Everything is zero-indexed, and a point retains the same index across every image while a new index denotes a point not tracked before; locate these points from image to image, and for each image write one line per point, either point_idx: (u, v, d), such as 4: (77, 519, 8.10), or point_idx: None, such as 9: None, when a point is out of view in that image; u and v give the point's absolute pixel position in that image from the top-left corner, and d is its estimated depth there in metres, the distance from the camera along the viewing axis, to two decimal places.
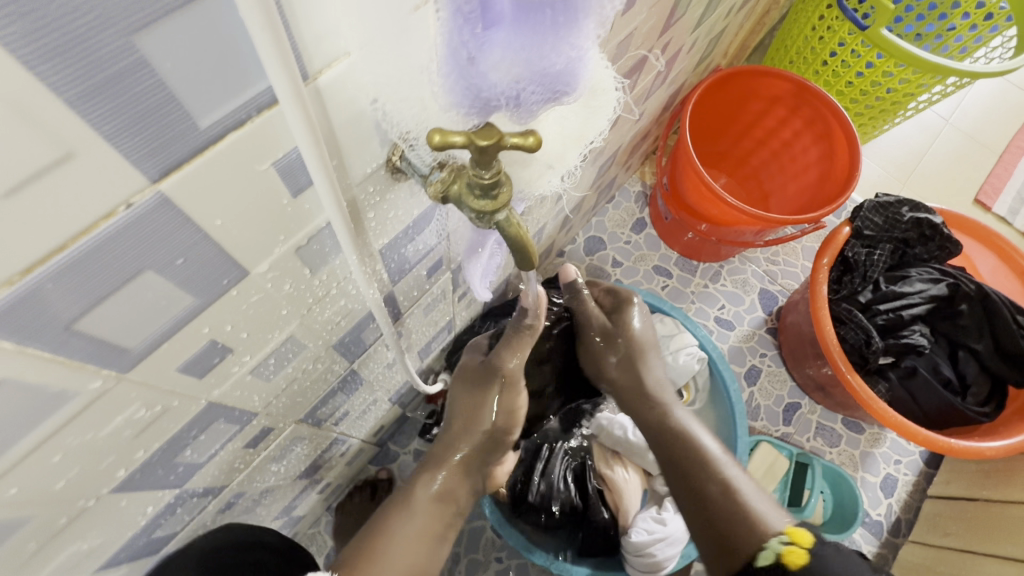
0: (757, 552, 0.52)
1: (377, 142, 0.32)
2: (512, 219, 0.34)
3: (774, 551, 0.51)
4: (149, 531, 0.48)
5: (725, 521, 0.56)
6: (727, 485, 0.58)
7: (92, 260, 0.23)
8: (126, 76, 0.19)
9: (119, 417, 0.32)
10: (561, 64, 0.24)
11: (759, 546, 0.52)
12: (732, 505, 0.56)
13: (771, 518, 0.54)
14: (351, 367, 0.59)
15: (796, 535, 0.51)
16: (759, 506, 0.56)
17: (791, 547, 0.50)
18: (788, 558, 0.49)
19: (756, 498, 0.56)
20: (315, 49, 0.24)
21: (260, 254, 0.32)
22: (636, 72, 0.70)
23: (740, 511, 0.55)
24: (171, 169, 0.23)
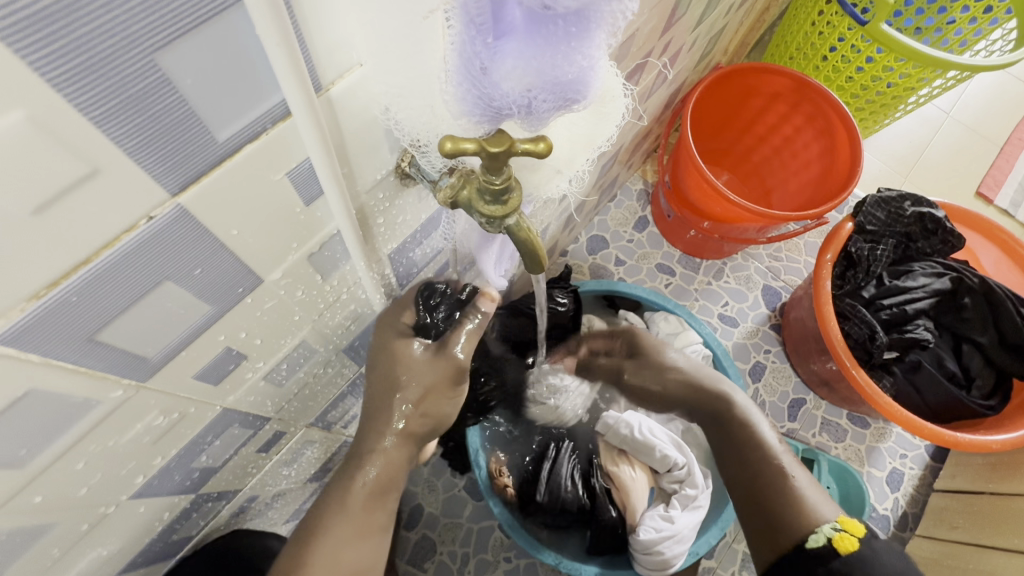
0: (805, 535, 0.53)
1: (385, 147, 0.33)
2: (522, 223, 0.35)
3: (826, 536, 0.51)
4: (166, 535, 0.49)
5: (775, 503, 0.56)
6: (780, 470, 0.57)
7: (114, 272, 0.23)
8: (149, 93, 0.19)
9: (138, 424, 0.33)
10: (572, 74, 0.24)
11: (808, 531, 0.53)
12: (786, 489, 0.56)
13: (822, 506, 0.54)
14: (360, 371, 0.60)
15: (848, 524, 0.52)
16: (811, 495, 0.55)
17: (843, 535, 0.51)
18: (839, 543, 0.50)
19: (807, 486, 0.56)
20: (328, 61, 0.24)
21: (274, 262, 0.32)
22: (637, 73, 0.70)
23: (792, 496, 0.55)
24: (189, 181, 0.23)
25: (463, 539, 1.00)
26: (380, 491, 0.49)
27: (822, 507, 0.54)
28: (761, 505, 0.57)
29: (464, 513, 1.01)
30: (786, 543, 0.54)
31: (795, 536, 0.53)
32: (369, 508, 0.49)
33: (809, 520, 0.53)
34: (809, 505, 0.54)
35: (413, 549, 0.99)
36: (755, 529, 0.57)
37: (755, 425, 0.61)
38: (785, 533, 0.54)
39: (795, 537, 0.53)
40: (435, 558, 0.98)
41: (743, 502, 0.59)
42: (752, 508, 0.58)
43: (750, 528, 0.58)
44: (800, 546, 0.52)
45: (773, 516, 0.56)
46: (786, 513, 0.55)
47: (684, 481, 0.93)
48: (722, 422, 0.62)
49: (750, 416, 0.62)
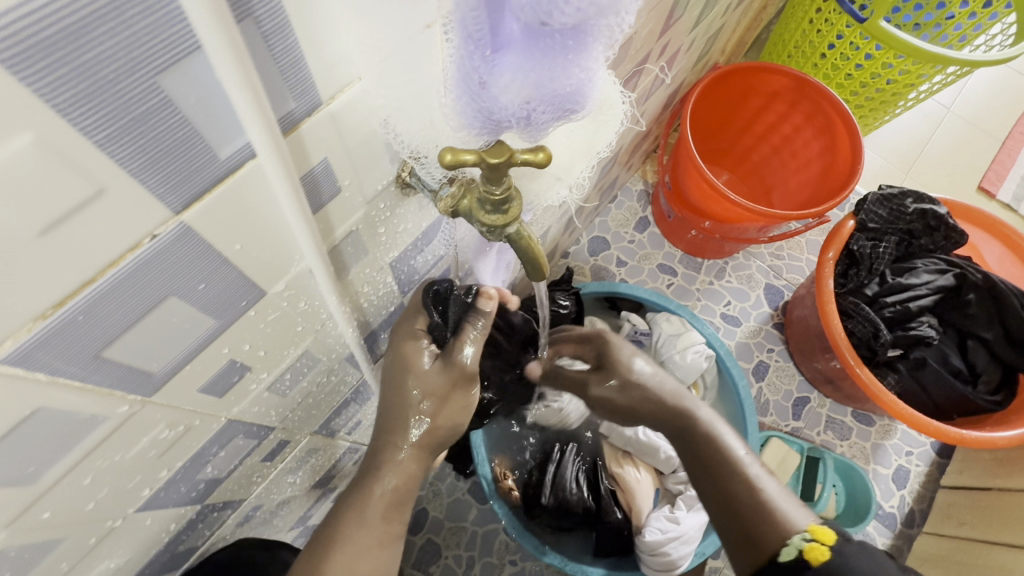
0: (778, 548, 0.50)
1: (386, 159, 0.33)
2: (523, 231, 0.35)
3: (796, 548, 0.48)
4: (172, 546, 0.49)
5: (746, 517, 0.52)
6: (750, 481, 0.54)
7: (120, 290, 0.24)
8: (152, 114, 0.19)
9: (145, 438, 0.33)
10: (570, 86, 0.24)
11: (781, 543, 0.50)
12: (755, 502, 0.52)
13: (793, 513, 0.51)
14: (363, 378, 0.60)
15: (818, 532, 0.49)
16: (782, 503, 0.52)
17: (814, 544, 0.48)
18: (811, 553, 0.47)
19: (777, 493, 0.53)
20: (328, 76, 0.24)
21: (277, 275, 0.33)
22: (635, 76, 0.70)
23: (762, 507, 0.52)
24: (192, 199, 0.23)
25: (469, 543, 1.00)
26: (397, 500, 0.48)
27: (794, 516, 0.51)
28: (738, 522, 0.53)
29: (469, 517, 1.01)
30: (763, 558, 0.50)
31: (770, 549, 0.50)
32: (387, 518, 0.47)
33: (781, 532, 0.50)
34: (780, 513, 0.51)
35: (419, 554, 0.99)
36: (731, 544, 0.54)
37: (718, 434, 0.57)
38: (761, 547, 0.51)
39: (770, 551, 0.50)
40: (441, 562, 0.98)
41: (719, 518, 0.55)
42: (726, 521, 0.54)
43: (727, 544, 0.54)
44: (773, 561, 0.49)
45: (745, 530, 0.52)
46: (760, 527, 0.51)
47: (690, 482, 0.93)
48: (684, 436, 0.58)
49: (713, 426, 0.58)
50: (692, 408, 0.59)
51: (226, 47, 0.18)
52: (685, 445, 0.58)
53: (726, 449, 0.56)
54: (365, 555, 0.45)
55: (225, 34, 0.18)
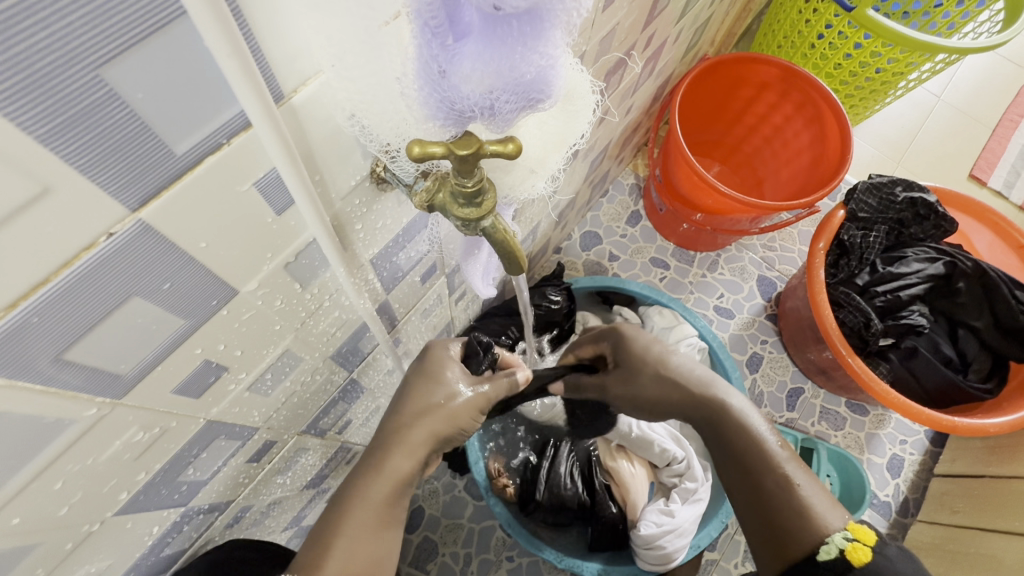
0: (816, 547, 0.48)
1: (359, 154, 0.33)
2: (498, 225, 0.34)
3: (837, 546, 0.47)
4: (157, 550, 0.48)
5: (779, 514, 0.51)
6: (787, 478, 0.52)
7: (78, 291, 0.23)
8: (98, 108, 0.19)
9: (117, 441, 0.32)
10: (532, 73, 0.24)
11: (820, 542, 0.48)
12: (789, 500, 0.51)
13: (829, 513, 0.50)
14: (350, 377, 0.60)
15: (860, 531, 0.48)
16: (817, 502, 0.51)
17: (856, 544, 0.47)
18: (852, 554, 0.46)
19: (812, 491, 0.51)
20: (288, 70, 0.24)
21: (249, 273, 0.32)
22: (620, 70, 0.70)
23: (798, 505, 0.50)
24: (149, 197, 0.23)
25: (465, 540, 1.00)
26: (399, 484, 0.47)
27: (830, 516, 0.50)
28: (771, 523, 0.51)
29: (465, 514, 1.01)
30: (797, 556, 0.49)
31: (805, 547, 0.49)
32: (384, 501, 0.46)
33: (817, 530, 0.49)
34: (815, 513, 0.50)
35: (415, 552, 0.99)
36: (760, 540, 0.53)
37: (753, 427, 0.56)
38: (794, 545, 0.49)
39: (807, 549, 0.48)
40: (437, 559, 0.98)
41: (751, 514, 0.54)
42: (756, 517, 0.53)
43: (756, 539, 0.53)
44: (811, 560, 0.48)
45: (778, 527, 0.51)
46: (795, 525, 0.50)
47: (684, 474, 0.93)
48: (717, 426, 0.57)
49: (746, 418, 0.56)
50: (722, 396, 0.58)
51: (216, 22, 0.18)
52: (717, 436, 0.57)
53: (760, 443, 0.55)
54: (365, 539, 0.44)
55: (208, 4, 0.18)
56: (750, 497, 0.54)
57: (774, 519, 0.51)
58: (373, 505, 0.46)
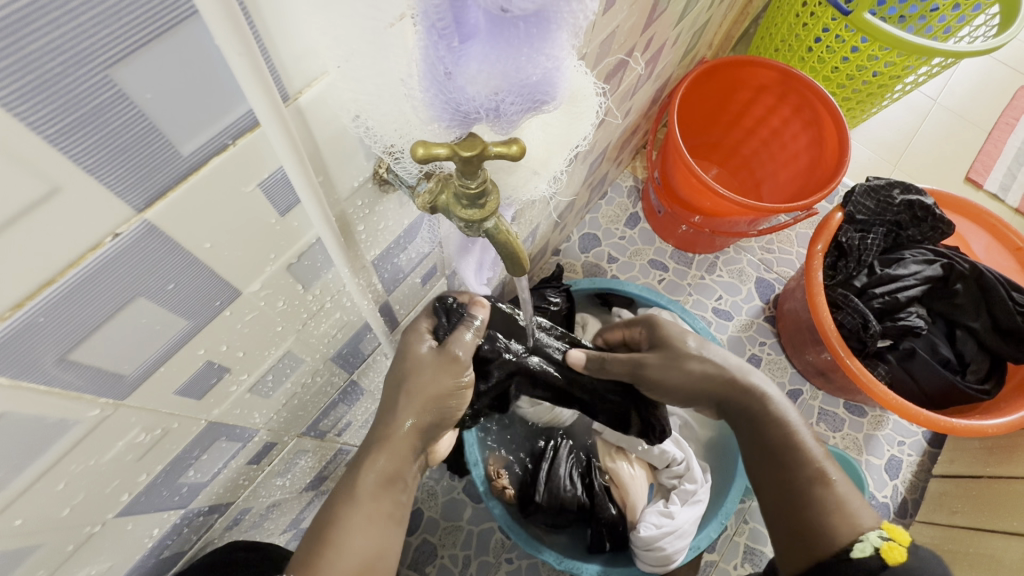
0: (850, 543, 0.48)
1: (362, 155, 0.33)
2: (501, 226, 0.35)
3: (872, 545, 0.47)
4: (156, 552, 0.48)
5: (813, 508, 0.52)
6: (821, 472, 0.53)
7: (83, 292, 0.23)
8: (106, 109, 0.19)
9: (119, 442, 0.32)
10: (538, 75, 0.24)
11: (853, 538, 0.49)
12: (824, 494, 0.52)
13: (859, 511, 0.51)
14: (350, 379, 0.60)
15: (894, 532, 0.48)
16: (849, 499, 0.52)
17: (890, 543, 0.47)
18: (887, 553, 0.46)
19: (847, 489, 0.52)
20: (296, 71, 0.24)
21: (252, 274, 0.32)
22: (619, 72, 0.70)
23: (832, 500, 0.51)
24: (155, 197, 0.23)
25: (464, 542, 1.00)
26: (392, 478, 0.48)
27: (862, 513, 0.51)
28: (797, 517, 0.52)
29: (464, 516, 1.01)
30: (827, 551, 0.49)
31: (834, 544, 0.49)
32: (377, 496, 0.47)
33: (852, 527, 0.49)
34: (850, 509, 0.51)
35: (414, 554, 0.98)
36: (788, 538, 0.53)
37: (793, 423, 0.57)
38: (824, 541, 0.50)
39: (839, 544, 0.49)
40: (437, 561, 0.98)
41: (776, 510, 0.55)
42: (787, 511, 0.54)
43: (780, 534, 0.54)
44: (843, 555, 0.48)
45: (805, 523, 0.52)
46: (824, 521, 0.51)
47: (684, 476, 0.92)
48: (755, 420, 0.58)
49: (785, 413, 0.58)
50: (761, 389, 0.59)
51: (226, 23, 0.18)
52: (751, 427, 0.58)
53: (790, 438, 0.56)
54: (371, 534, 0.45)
55: (220, 4, 0.18)
56: (778, 491, 0.55)
57: (802, 515, 0.52)
58: (371, 500, 0.47)
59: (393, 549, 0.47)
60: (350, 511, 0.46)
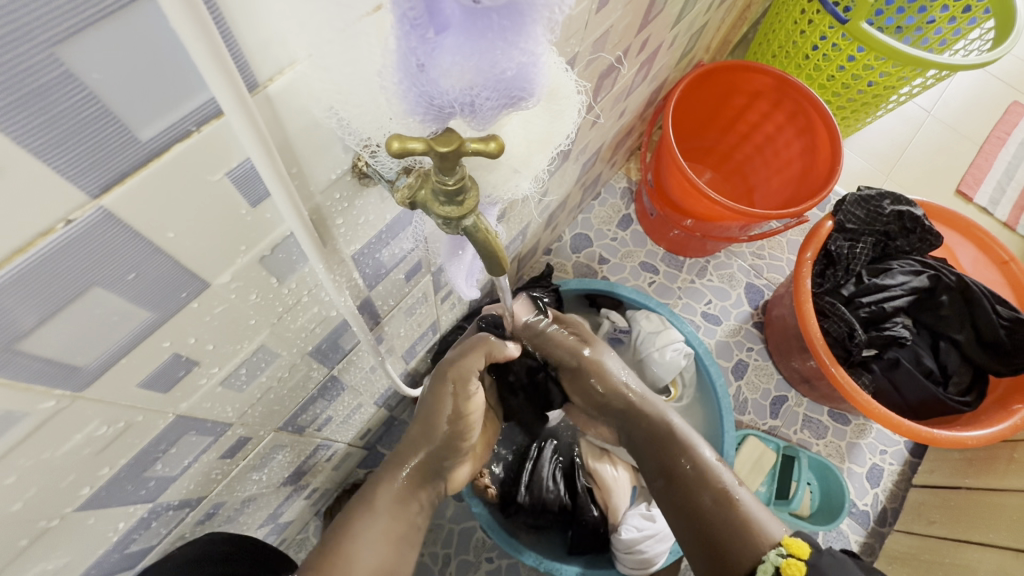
0: (754, 563, 0.53)
1: (339, 147, 0.32)
2: (480, 224, 0.34)
3: (773, 563, 0.52)
4: (122, 546, 0.47)
5: (722, 533, 0.56)
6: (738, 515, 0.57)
7: (31, 278, 0.22)
8: (53, 89, 0.18)
9: (78, 435, 0.31)
10: (513, 70, 0.23)
11: (757, 559, 0.53)
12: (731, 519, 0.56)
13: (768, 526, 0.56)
14: (330, 373, 0.59)
15: (794, 547, 0.53)
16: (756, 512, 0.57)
17: (790, 561, 0.51)
18: (787, 570, 0.50)
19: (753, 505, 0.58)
20: (263, 57, 0.23)
21: (220, 265, 0.31)
22: (613, 72, 0.69)
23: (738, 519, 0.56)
24: (112, 183, 0.22)
25: (445, 540, 0.99)
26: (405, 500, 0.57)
27: (768, 528, 0.56)
28: (712, 546, 0.57)
29: (445, 515, 1.00)
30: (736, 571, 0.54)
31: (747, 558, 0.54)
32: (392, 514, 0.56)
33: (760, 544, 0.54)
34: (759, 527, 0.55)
35: None
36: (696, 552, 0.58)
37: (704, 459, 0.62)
38: (733, 561, 0.54)
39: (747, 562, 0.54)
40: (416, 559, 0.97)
41: (694, 544, 0.58)
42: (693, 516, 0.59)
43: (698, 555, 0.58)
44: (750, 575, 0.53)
45: (715, 545, 0.56)
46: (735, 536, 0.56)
47: None
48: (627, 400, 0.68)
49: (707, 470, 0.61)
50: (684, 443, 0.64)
51: (182, 4, 0.18)
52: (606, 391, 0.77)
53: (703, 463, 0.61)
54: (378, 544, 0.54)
55: None
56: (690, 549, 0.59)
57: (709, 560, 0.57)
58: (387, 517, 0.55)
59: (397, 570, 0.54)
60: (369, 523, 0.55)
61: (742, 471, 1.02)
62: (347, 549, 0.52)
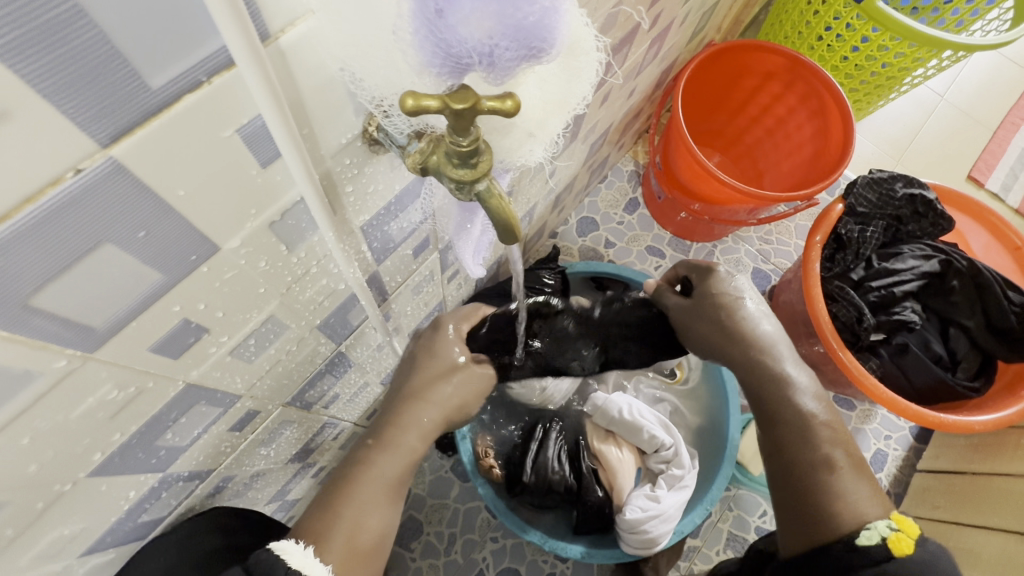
0: (855, 530, 0.49)
1: (351, 109, 0.31)
2: (493, 189, 0.33)
3: (879, 534, 0.48)
4: (134, 515, 0.47)
5: (818, 496, 0.52)
6: (827, 461, 0.53)
7: (42, 229, 0.22)
8: (58, 25, 0.17)
9: (91, 398, 0.31)
10: (535, 15, 0.23)
11: (858, 526, 0.50)
12: (830, 485, 0.52)
13: (862, 500, 0.51)
14: (338, 349, 0.59)
15: (902, 523, 0.49)
16: (856, 489, 0.52)
17: (896, 534, 0.48)
18: (896, 544, 0.47)
19: (855, 477, 0.52)
20: (277, 5, 0.22)
21: (230, 229, 0.31)
22: (626, 45, 0.68)
23: (833, 488, 0.52)
24: (122, 133, 0.22)
25: (450, 520, 1.00)
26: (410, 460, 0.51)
27: (863, 501, 0.51)
28: (803, 506, 0.53)
29: (450, 494, 1.01)
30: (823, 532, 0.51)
31: (837, 524, 0.51)
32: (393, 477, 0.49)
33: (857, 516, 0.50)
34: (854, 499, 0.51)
35: (400, 530, 0.99)
36: (787, 516, 0.55)
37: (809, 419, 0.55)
38: (826, 522, 0.51)
39: (842, 530, 0.50)
40: (422, 538, 0.98)
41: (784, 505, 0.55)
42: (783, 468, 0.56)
43: (785, 509, 0.55)
44: (847, 540, 0.49)
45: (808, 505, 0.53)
46: (832, 509, 0.51)
47: (672, 461, 0.92)
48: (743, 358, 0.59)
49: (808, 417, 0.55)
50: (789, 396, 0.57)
51: None
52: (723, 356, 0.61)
53: (808, 418, 0.55)
54: (377, 511, 0.48)
55: None
56: (785, 487, 0.55)
57: (793, 504, 0.54)
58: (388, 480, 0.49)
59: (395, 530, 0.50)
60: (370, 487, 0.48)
61: (746, 454, 1.02)
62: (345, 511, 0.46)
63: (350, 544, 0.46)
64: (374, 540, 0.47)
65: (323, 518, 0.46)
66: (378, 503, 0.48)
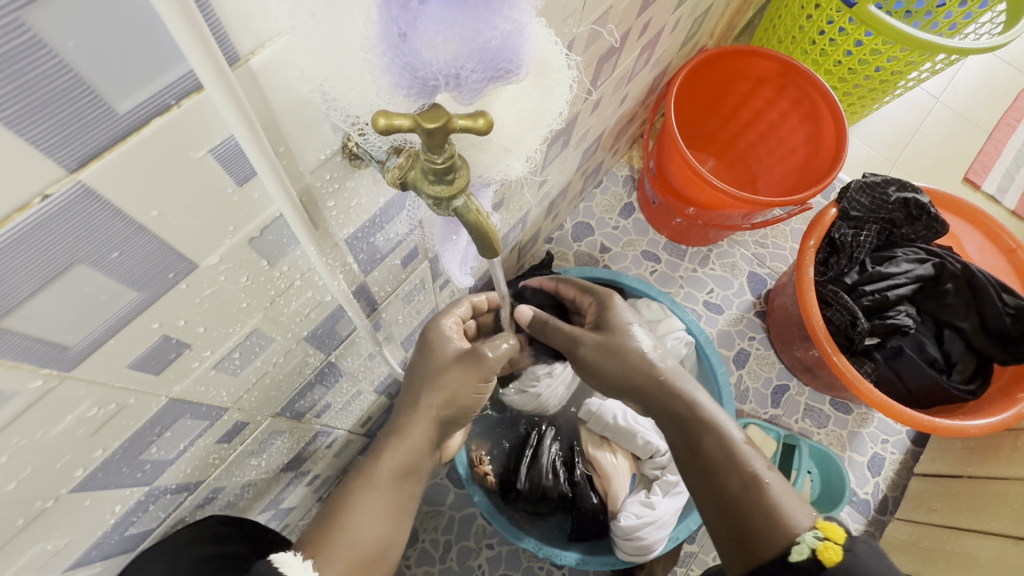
0: (787, 547, 0.48)
1: (328, 127, 0.31)
2: (470, 204, 0.33)
3: (809, 546, 0.47)
4: (121, 528, 0.47)
5: (750, 516, 0.51)
6: (754, 478, 0.52)
7: (10, 252, 0.22)
8: (19, 55, 0.18)
9: (70, 416, 0.31)
10: (497, 39, 0.24)
11: (790, 541, 0.48)
12: (762, 504, 0.51)
13: (789, 514, 0.50)
14: (328, 360, 0.59)
15: (829, 530, 0.47)
16: (785, 500, 0.51)
17: (825, 544, 0.46)
18: (823, 553, 0.46)
19: (781, 490, 0.52)
20: (245, 28, 0.23)
21: (208, 246, 0.31)
22: (614, 55, 0.68)
23: (767, 505, 0.51)
24: (90, 157, 0.22)
25: (445, 527, 1.00)
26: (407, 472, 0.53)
27: (796, 514, 0.50)
28: (740, 531, 0.52)
29: (445, 501, 1.01)
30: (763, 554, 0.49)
31: (773, 545, 0.49)
32: (394, 488, 0.52)
33: (787, 532, 0.49)
34: (782, 512, 0.50)
35: None
36: (725, 545, 0.53)
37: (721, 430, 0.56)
38: (762, 544, 0.50)
39: (777, 549, 0.48)
40: (417, 545, 0.98)
41: (722, 535, 0.53)
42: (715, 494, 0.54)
43: (722, 537, 0.53)
44: (782, 559, 0.48)
45: (742, 529, 0.51)
46: (763, 526, 0.50)
47: (666, 467, 0.93)
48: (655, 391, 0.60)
49: (724, 430, 0.56)
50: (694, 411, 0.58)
51: None
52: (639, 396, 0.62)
53: (727, 440, 0.55)
54: (378, 522, 0.50)
55: None
56: (717, 512, 0.54)
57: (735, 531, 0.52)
58: (387, 491, 0.51)
59: (398, 541, 0.52)
60: (369, 498, 0.50)
61: None
62: (345, 522, 0.49)
63: (349, 556, 0.48)
64: (374, 550, 0.49)
65: (322, 532, 0.48)
66: (376, 514, 0.50)
